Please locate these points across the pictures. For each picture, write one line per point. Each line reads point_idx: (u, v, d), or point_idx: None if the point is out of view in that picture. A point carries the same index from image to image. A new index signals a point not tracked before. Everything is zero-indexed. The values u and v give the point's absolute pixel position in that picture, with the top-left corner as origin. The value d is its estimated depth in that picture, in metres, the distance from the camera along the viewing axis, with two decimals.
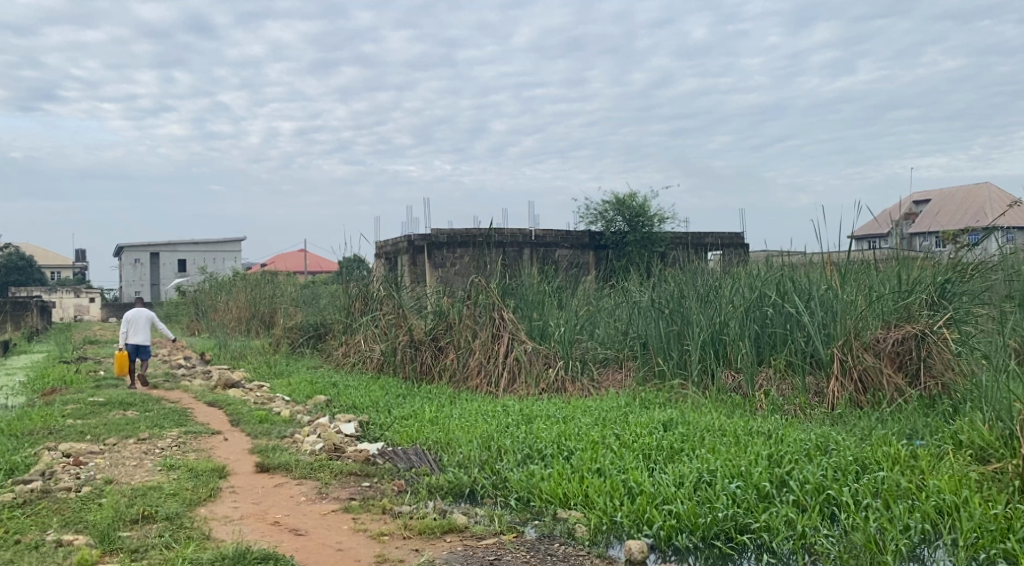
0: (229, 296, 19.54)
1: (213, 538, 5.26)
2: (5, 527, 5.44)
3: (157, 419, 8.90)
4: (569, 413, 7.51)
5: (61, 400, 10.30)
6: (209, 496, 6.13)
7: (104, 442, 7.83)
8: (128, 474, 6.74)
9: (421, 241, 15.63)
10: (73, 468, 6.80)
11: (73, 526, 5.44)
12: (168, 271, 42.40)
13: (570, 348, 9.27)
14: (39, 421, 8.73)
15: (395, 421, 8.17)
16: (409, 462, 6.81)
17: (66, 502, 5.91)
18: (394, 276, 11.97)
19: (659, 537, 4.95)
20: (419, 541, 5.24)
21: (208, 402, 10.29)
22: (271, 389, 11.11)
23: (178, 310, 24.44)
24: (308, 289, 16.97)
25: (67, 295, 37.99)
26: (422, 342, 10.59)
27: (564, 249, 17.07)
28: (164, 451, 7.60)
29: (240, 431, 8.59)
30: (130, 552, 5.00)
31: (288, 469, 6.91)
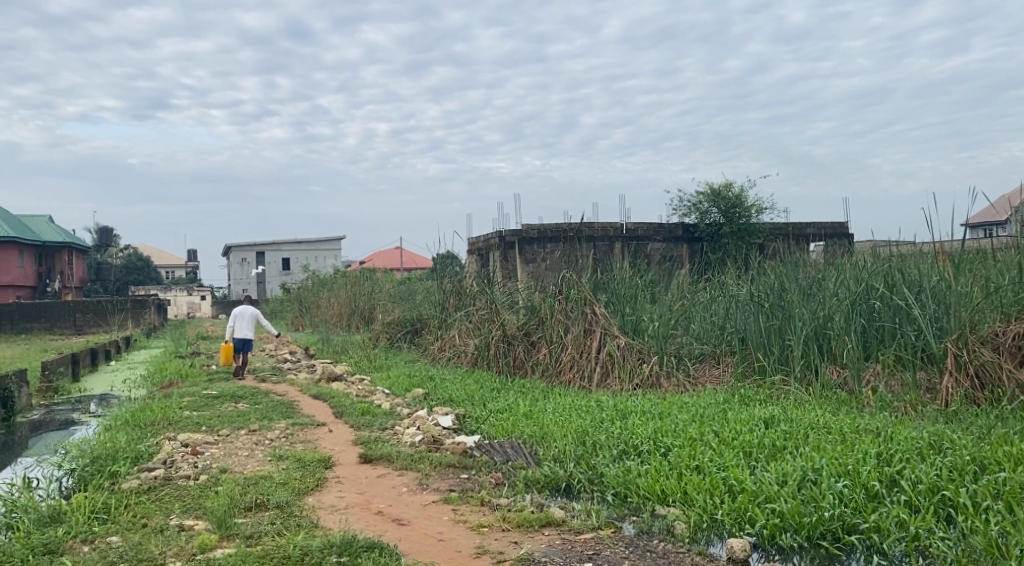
0: (330, 293, 20.15)
1: (322, 526, 5.46)
2: (134, 511, 5.80)
3: (266, 411, 9.28)
4: (665, 409, 7.43)
5: (179, 392, 10.89)
6: (317, 486, 6.36)
7: (218, 433, 8.22)
8: (241, 464, 7.06)
9: (512, 237, 15.72)
10: (191, 457, 7.18)
11: (193, 512, 5.74)
12: (273, 269, 44.04)
13: (664, 343, 9.17)
14: (159, 412, 9.24)
15: (490, 414, 8.26)
16: (506, 455, 6.90)
17: (186, 489, 6.25)
18: (486, 272, 12.07)
19: (762, 536, 4.85)
20: (518, 533, 5.30)
21: (313, 395, 10.67)
22: (372, 382, 11.44)
23: (283, 308, 25.35)
24: (404, 285, 17.31)
25: (181, 293, 39.96)
26: (514, 337, 10.68)
27: (656, 242, 16.88)
28: (274, 441, 7.93)
29: (344, 422, 8.86)
30: (245, 538, 5.23)
31: (390, 460, 7.09)
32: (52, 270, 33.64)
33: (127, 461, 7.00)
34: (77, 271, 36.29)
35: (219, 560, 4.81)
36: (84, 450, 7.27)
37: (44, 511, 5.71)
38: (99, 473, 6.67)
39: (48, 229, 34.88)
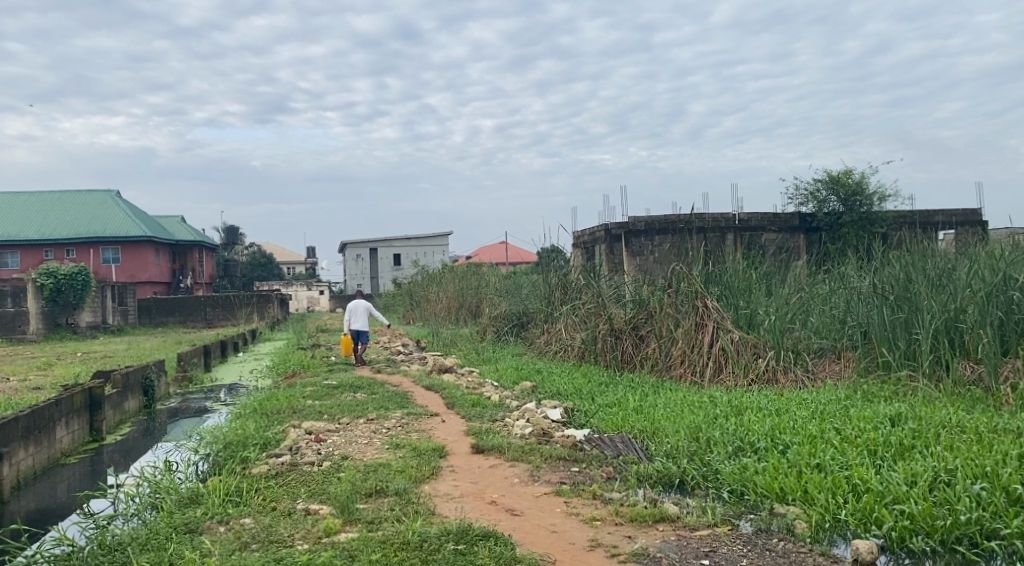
0: (439, 287, 20.50)
1: (438, 514, 5.58)
2: (264, 495, 6.09)
3: (383, 401, 9.56)
4: (782, 405, 7.21)
5: (301, 382, 11.37)
6: (432, 475, 6.50)
7: (339, 421, 8.53)
8: (360, 451, 7.30)
9: (619, 229, 15.61)
10: (314, 444, 7.47)
11: (317, 496, 5.98)
12: (385, 264, 45.22)
13: (781, 338, 8.87)
14: (284, 401, 9.68)
15: (600, 408, 8.24)
16: (617, 449, 6.87)
17: (311, 475, 6.51)
18: (594, 265, 12.01)
19: (890, 538, 4.66)
20: (631, 528, 5.27)
21: (425, 386, 10.92)
22: (481, 374, 11.61)
23: (395, 303, 25.95)
24: (511, 279, 17.42)
25: (301, 288, 41.48)
26: (622, 331, 10.59)
27: (770, 233, 16.27)
28: (391, 430, 8.16)
29: (455, 413, 9.03)
30: (366, 523, 5.42)
31: (501, 451, 7.17)
32: (184, 267, 35.66)
33: (256, 447, 7.35)
34: (206, 268, 38.33)
35: (343, 544, 5.00)
36: (217, 436, 7.70)
37: (184, 492, 6.10)
38: (232, 458, 7.08)
39: (181, 229, 36.98)
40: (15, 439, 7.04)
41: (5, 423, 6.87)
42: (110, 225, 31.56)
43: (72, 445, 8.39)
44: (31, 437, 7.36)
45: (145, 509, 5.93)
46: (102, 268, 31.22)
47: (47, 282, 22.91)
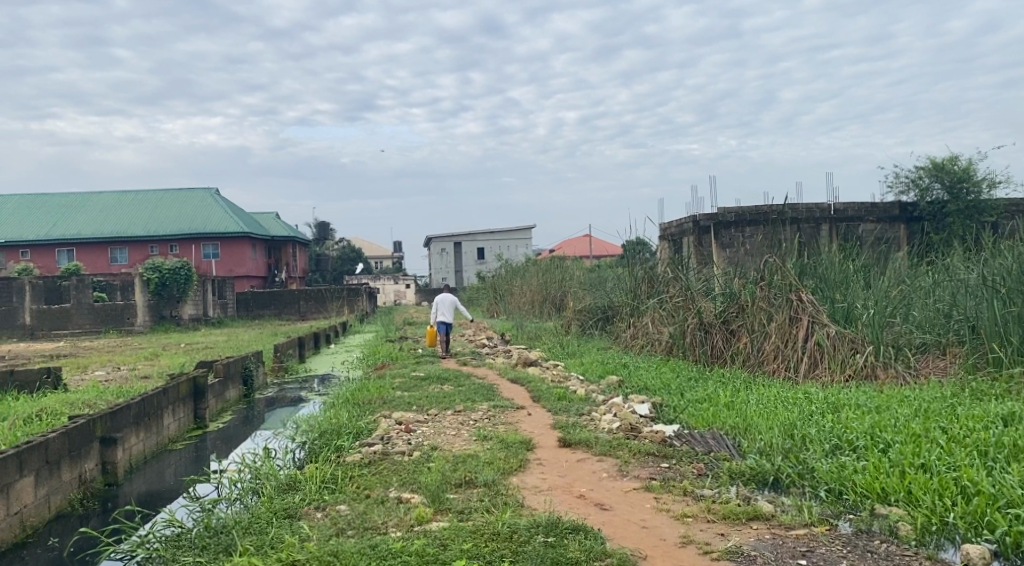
0: (523, 281, 20.53)
1: (527, 506, 5.60)
2: (357, 482, 6.22)
3: (469, 393, 9.65)
4: (883, 403, 6.93)
5: (390, 373, 11.63)
6: (520, 467, 6.52)
7: (427, 412, 8.65)
8: (449, 442, 7.38)
9: (708, 221, 15.31)
10: (405, 434, 7.59)
11: (409, 485, 6.08)
12: (469, 258, 45.62)
13: (881, 332, 8.53)
14: (375, 392, 9.89)
15: (689, 404, 8.09)
16: (707, 446, 6.73)
17: (402, 464, 6.62)
18: (682, 258, 11.82)
19: (1004, 544, 4.44)
20: (724, 525, 5.16)
21: (511, 379, 10.98)
22: (567, 367, 11.59)
23: (480, 296, 26.13)
24: (596, 272, 17.31)
25: (388, 282, 42.29)
26: (712, 325, 10.39)
27: (869, 223, 15.77)
28: (479, 422, 8.22)
29: (541, 407, 9.03)
30: (457, 512, 5.48)
31: (589, 445, 7.14)
32: (279, 262, 36.82)
33: (349, 436, 7.53)
34: (299, 262, 39.46)
35: (436, 533, 5.06)
36: (312, 425, 7.93)
37: (282, 479, 6.29)
38: (326, 446, 7.27)
39: (275, 225, 38.14)
40: (128, 425, 7.40)
41: (118, 409, 7.23)
42: (210, 222, 32.84)
43: (178, 432, 8.78)
44: (141, 424, 7.72)
45: (247, 494, 6.15)
46: (202, 263, 32.51)
47: (152, 275, 24.32)
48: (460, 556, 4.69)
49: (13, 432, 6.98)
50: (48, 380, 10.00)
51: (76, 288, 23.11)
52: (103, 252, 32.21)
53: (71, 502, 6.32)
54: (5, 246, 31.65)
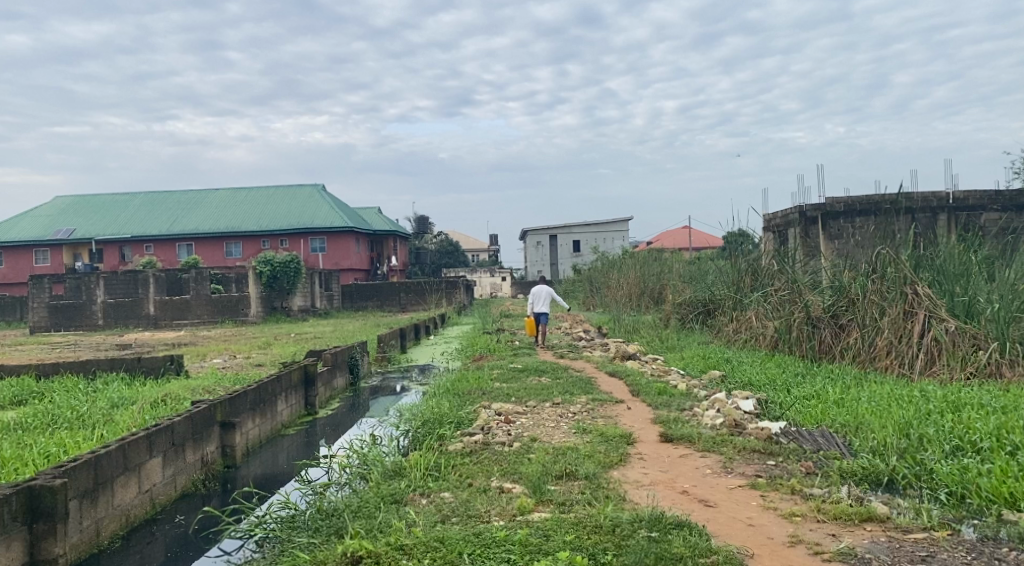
0: (620, 274, 20.33)
1: (629, 500, 5.56)
2: (460, 471, 6.32)
3: (567, 386, 9.65)
4: (1007, 403, 6.56)
5: (489, 365, 11.76)
6: (621, 461, 6.48)
7: (526, 404, 8.70)
8: (549, 434, 7.40)
9: (814, 212, 14.78)
10: (504, 425, 7.66)
11: (510, 476, 6.13)
12: (565, 251, 45.51)
13: (1006, 328, 8.07)
14: (474, 383, 10.01)
15: (796, 400, 7.86)
16: (816, 444, 6.51)
17: (504, 454, 6.68)
18: (786, 250, 11.47)
19: None
20: (835, 526, 4.99)
21: (609, 372, 10.93)
22: (667, 361, 11.44)
23: (576, 288, 26.02)
24: (695, 265, 16.99)
25: (485, 274, 42.66)
26: (820, 319, 10.04)
27: (991, 212, 14.96)
28: (578, 415, 8.21)
29: (641, 401, 8.95)
30: (558, 504, 5.49)
31: (691, 441, 7.02)
32: (380, 255, 37.71)
33: (451, 425, 7.65)
34: (399, 256, 40.30)
35: (538, 524, 5.08)
36: (415, 414, 8.10)
37: (388, 465, 6.46)
38: (429, 435, 7.42)
39: (377, 219, 39.06)
40: (245, 411, 7.74)
41: (236, 395, 7.57)
42: (317, 217, 33.94)
43: (290, 417, 9.14)
44: (257, 410, 8.06)
45: (355, 479, 6.34)
46: (310, 256, 33.63)
47: (265, 269, 25.35)
48: (563, 547, 4.69)
49: (142, 415, 7.41)
50: (171, 366, 10.56)
51: (195, 281, 24.32)
52: (218, 247, 33.72)
53: (194, 482, 6.66)
54: (130, 241, 33.54)
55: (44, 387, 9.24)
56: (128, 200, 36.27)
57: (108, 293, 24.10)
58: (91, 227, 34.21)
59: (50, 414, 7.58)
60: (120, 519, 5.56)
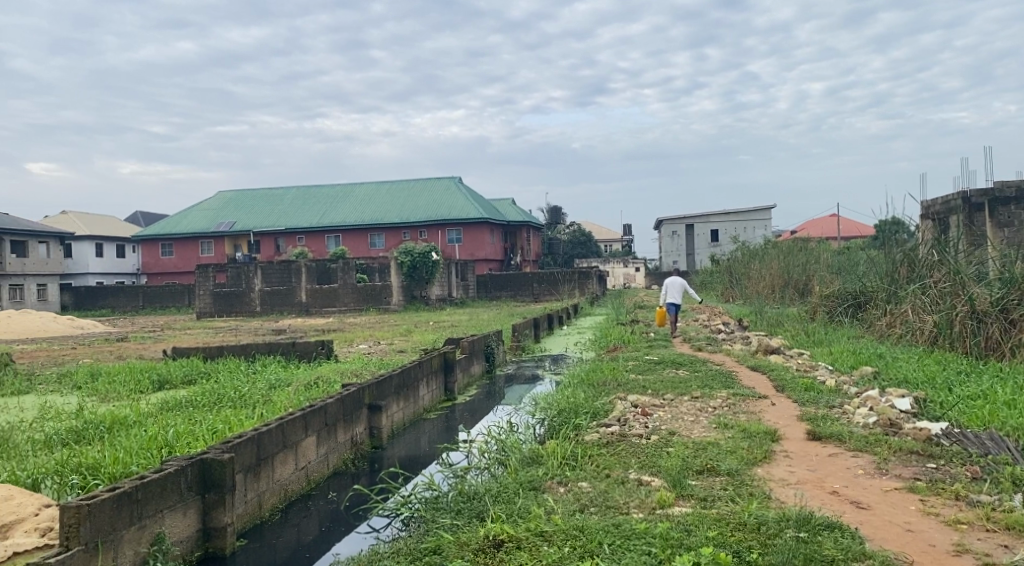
0: (762, 264, 19.59)
1: (775, 498, 5.37)
2: (596, 461, 6.29)
3: (707, 380, 9.41)
4: None
5: (623, 356, 11.66)
6: (765, 458, 6.26)
7: (663, 397, 8.56)
8: (688, 428, 7.25)
9: (981, 197, 13.69)
10: (642, 417, 7.56)
11: (649, 468, 6.04)
12: (702, 241, 44.42)
13: None
14: (610, 374, 9.95)
15: (960, 400, 7.34)
16: (984, 448, 6.06)
17: (642, 446, 6.61)
18: (948, 239, 10.72)
19: None
20: (1007, 537, 4.65)
21: (751, 366, 10.60)
22: (813, 356, 10.97)
23: (713, 279, 25.33)
24: (844, 256, 16.15)
25: (618, 265, 42.57)
26: (987, 314, 9.34)
27: None
28: (718, 410, 8.01)
29: (786, 397, 8.60)
30: (700, 499, 5.38)
31: (842, 440, 6.70)
32: (514, 246, 38.13)
33: (587, 416, 7.64)
34: (533, 246, 40.61)
35: (679, 518, 5.00)
36: (552, 403, 8.14)
37: (526, 452, 6.53)
38: (566, 424, 7.44)
39: (512, 211, 39.43)
40: (390, 394, 8.03)
41: (383, 379, 7.87)
42: (455, 209, 34.68)
43: (431, 402, 9.41)
44: (401, 394, 8.35)
45: (494, 464, 6.46)
46: (446, 247, 34.38)
47: (406, 259, 25.89)
48: (706, 543, 4.58)
49: (297, 396, 7.83)
50: (322, 351, 11.07)
51: (342, 270, 25.44)
52: (363, 238, 35.08)
53: (344, 461, 6.98)
54: (283, 232, 35.44)
55: (209, 368, 9.93)
56: (281, 194, 38.35)
57: (265, 282, 25.60)
58: (248, 220, 36.39)
59: (216, 393, 8.12)
60: (279, 493, 5.89)
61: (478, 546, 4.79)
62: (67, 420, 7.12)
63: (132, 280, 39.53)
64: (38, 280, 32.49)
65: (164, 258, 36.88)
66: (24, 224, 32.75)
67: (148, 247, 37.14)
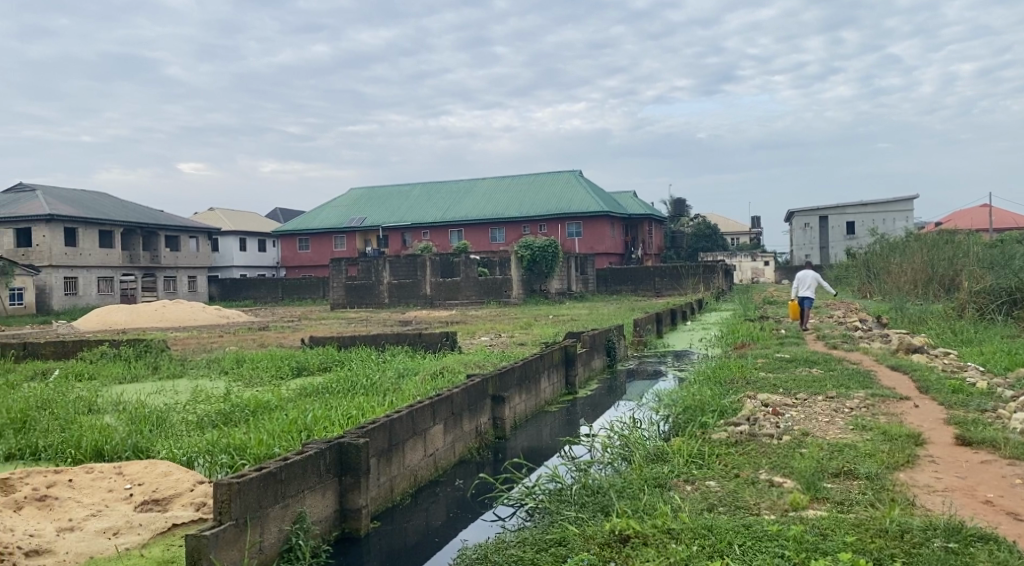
0: (903, 258, 18.54)
1: (920, 506, 5.07)
2: (725, 461, 6.13)
3: (843, 379, 9.02)
4: None
5: (752, 353, 11.32)
6: (908, 463, 5.92)
7: (796, 396, 8.25)
8: (822, 429, 6.96)
9: None
10: (773, 417, 7.31)
11: (781, 469, 5.85)
12: (837, 233, 42.57)
13: None
14: (738, 371, 9.69)
15: None
16: None
17: (772, 447, 6.40)
18: None
19: None
20: None
21: (892, 366, 10.06)
22: (962, 357, 10.30)
23: (850, 274, 24.20)
24: (998, 249, 15.08)
25: (746, 259, 41.40)
26: None
27: None
28: (855, 410, 7.66)
29: (931, 399, 8.12)
30: (836, 503, 5.15)
31: (995, 447, 6.25)
32: (636, 239, 37.75)
33: (714, 414, 7.47)
34: (655, 239, 40.08)
35: (814, 521, 4.80)
36: (678, 400, 7.99)
37: (651, 449, 6.45)
38: (692, 422, 7.29)
39: (635, 203, 39.02)
40: (514, 386, 8.11)
41: (506, 370, 7.96)
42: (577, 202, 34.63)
43: (553, 395, 9.44)
44: (524, 386, 8.42)
45: (618, 459, 6.42)
46: (567, 241, 34.41)
47: (525, 253, 26.04)
48: (843, 548, 4.38)
49: (424, 385, 8.02)
50: (446, 342, 11.31)
51: (465, 264, 25.92)
52: (485, 232, 35.56)
53: (469, 449, 7.11)
54: (410, 227, 36.41)
55: (343, 356, 10.33)
56: (408, 190, 39.42)
57: (392, 275, 26.38)
58: (378, 215, 37.59)
59: (350, 380, 8.44)
60: (409, 478, 6.06)
61: (602, 541, 4.77)
62: (217, 403, 7.59)
63: (272, 273, 41.68)
64: (188, 272, 34.80)
65: (301, 252, 38.68)
66: (176, 220, 35.04)
67: (288, 242, 39.05)
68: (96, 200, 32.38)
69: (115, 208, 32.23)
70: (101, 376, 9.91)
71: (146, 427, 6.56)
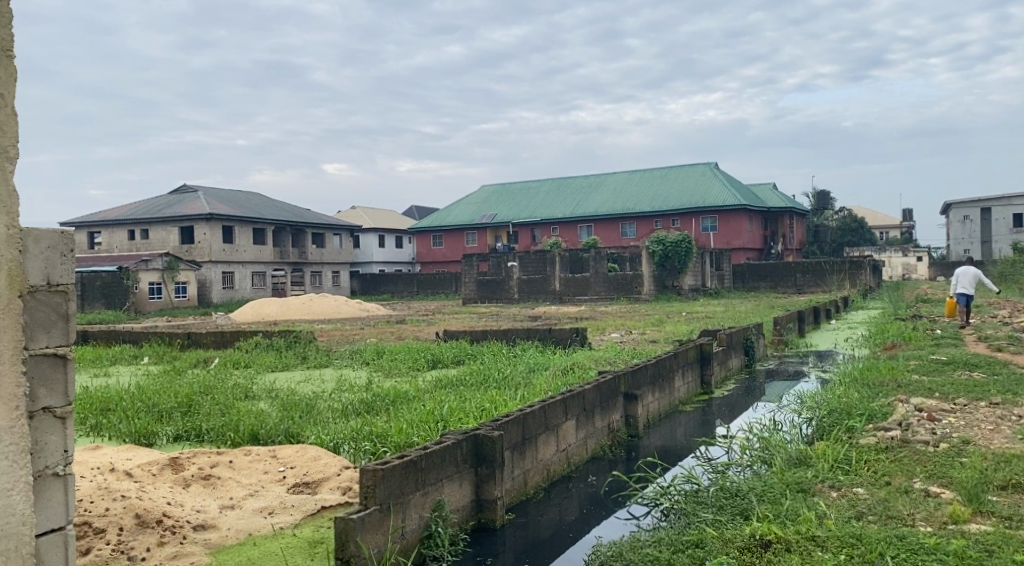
0: None
1: None
2: (875, 467, 5.82)
3: (1009, 384, 8.35)
4: None
5: (903, 354, 10.69)
6: None
7: (954, 402, 7.72)
8: (986, 438, 6.48)
9: None
10: (927, 423, 6.85)
11: (938, 479, 5.49)
12: (1001, 227, 39.22)
13: None
14: (888, 374, 9.17)
15: None
16: None
17: (928, 454, 6.01)
18: None
19: None
20: None
21: None
22: None
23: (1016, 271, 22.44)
24: None
25: (897, 254, 39.38)
26: None
27: None
28: (1023, 419, 7.08)
29: None
30: (1003, 518, 4.78)
31: None
32: (775, 234, 36.43)
33: (862, 418, 7.10)
34: (796, 235, 38.48)
35: (977, 537, 4.47)
36: (822, 402, 7.64)
37: (793, 453, 6.20)
38: (836, 426, 6.95)
39: (774, 196, 37.70)
40: (646, 384, 8.00)
41: (639, 368, 7.86)
42: (711, 196, 33.76)
43: (687, 395, 9.25)
44: (657, 384, 8.29)
45: (758, 462, 6.22)
46: (701, 236, 33.60)
47: (657, 249, 25.62)
48: None
49: (555, 380, 8.04)
50: (577, 338, 11.31)
51: (594, 259, 25.84)
52: (615, 227, 35.32)
53: (602, 446, 7.07)
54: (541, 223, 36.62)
55: (475, 350, 10.53)
56: (538, 186, 39.69)
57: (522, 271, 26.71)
58: (509, 211, 38.05)
59: (482, 373, 8.60)
60: (543, 472, 6.09)
61: (743, 545, 4.63)
62: (360, 392, 7.91)
63: (409, 269, 42.98)
64: (332, 268, 36.44)
65: (435, 248, 39.69)
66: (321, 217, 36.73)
67: (423, 238, 40.17)
68: (250, 200, 34.39)
69: (266, 207, 34.12)
70: (256, 364, 10.53)
71: (296, 413, 6.92)
